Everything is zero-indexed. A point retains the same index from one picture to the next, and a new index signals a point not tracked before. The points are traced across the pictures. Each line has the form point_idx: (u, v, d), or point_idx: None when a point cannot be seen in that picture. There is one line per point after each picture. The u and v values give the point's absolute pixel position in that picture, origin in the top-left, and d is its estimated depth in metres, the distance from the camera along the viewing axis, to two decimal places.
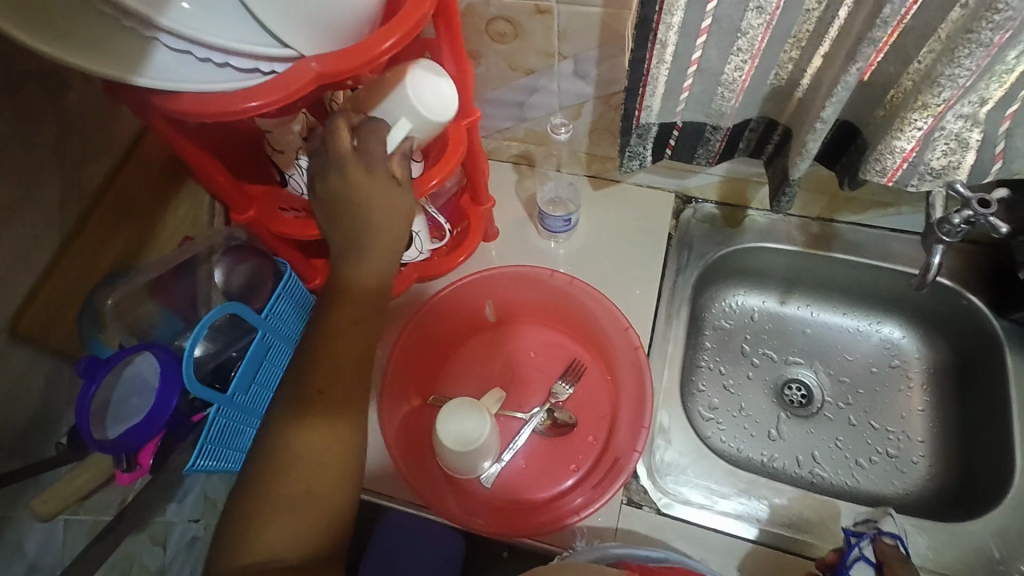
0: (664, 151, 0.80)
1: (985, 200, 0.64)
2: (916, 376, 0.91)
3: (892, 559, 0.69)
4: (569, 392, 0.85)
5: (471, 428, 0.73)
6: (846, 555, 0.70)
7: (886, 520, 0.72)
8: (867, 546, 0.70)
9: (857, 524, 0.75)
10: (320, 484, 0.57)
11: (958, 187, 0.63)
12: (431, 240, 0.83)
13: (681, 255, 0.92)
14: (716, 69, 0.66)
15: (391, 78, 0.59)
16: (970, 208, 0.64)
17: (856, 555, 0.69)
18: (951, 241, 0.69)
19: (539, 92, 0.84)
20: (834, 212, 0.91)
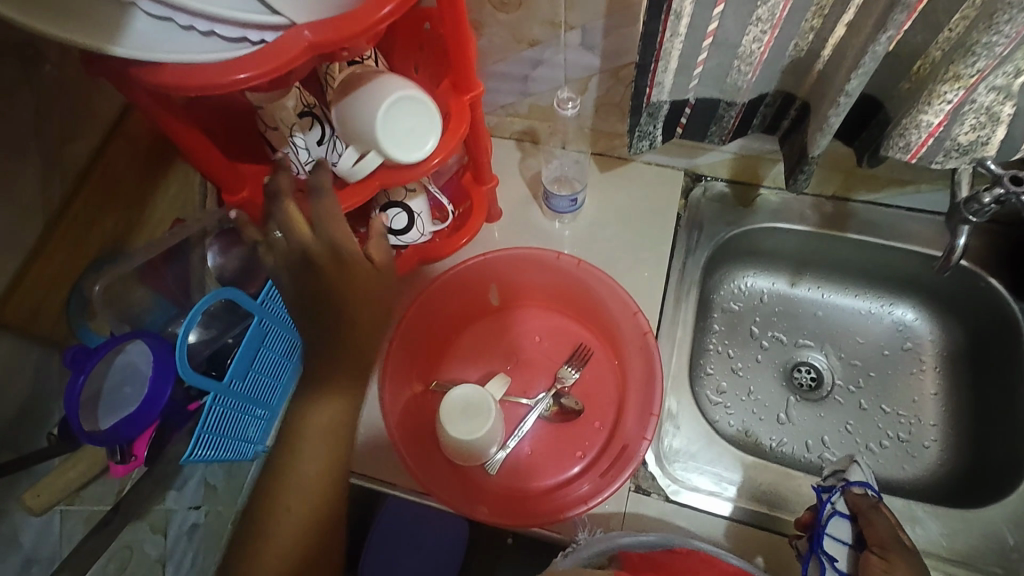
0: (675, 130, 0.77)
1: (1016, 177, 0.61)
2: (928, 359, 0.89)
3: (865, 509, 0.66)
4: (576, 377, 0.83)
5: (478, 405, 0.73)
6: (821, 513, 0.67)
7: (853, 469, 0.70)
8: (838, 499, 0.69)
9: (826, 479, 0.72)
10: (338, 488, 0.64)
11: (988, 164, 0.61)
12: (433, 221, 0.80)
13: (691, 236, 0.89)
14: (733, 40, 0.62)
15: (371, 96, 0.58)
16: (1002, 185, 0.61)
17: (829, 511, 0.67)
18: (978, 220, 0.66)
19: (545, 65, 0.80)
20: (850, 190, 0.88)
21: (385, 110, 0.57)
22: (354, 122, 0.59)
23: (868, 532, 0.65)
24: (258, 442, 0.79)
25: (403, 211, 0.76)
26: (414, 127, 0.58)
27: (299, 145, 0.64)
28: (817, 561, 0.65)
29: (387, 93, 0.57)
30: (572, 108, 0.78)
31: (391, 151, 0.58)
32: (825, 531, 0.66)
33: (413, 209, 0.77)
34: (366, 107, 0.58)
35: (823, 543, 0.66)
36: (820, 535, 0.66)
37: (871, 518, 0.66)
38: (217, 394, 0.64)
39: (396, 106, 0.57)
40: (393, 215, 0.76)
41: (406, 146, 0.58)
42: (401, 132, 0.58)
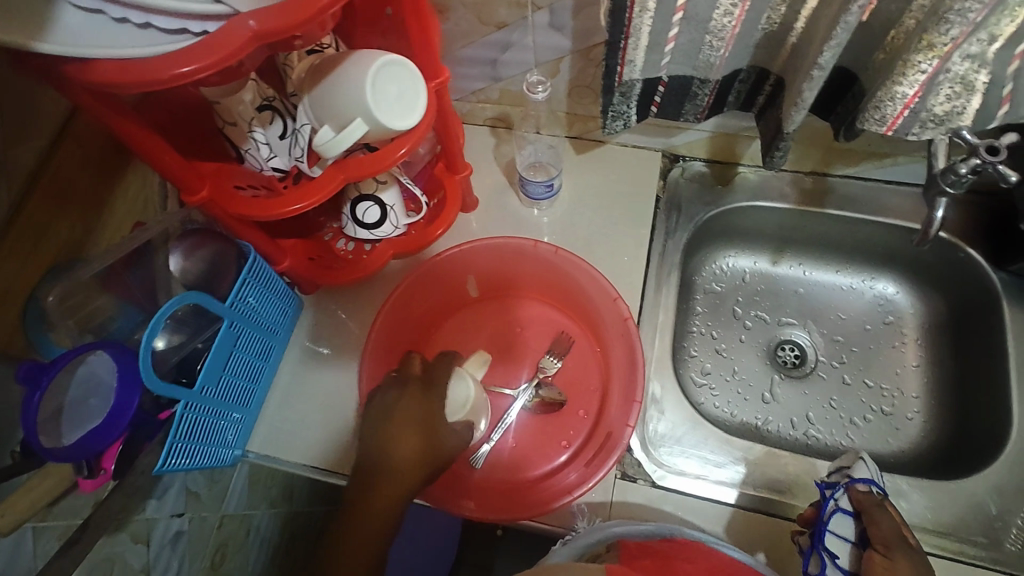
0: (649, 108, 0.75)
1: (993, 147, 0.61)
2: (910, 332, 0.90)
3: (869, 506, 0.66)
4: (558, 367, 0.82)
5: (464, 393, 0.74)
6: (823, 509, 0.67)
7: (858, 466, 0.69)
8: (843, 496, 0.68)
9: (831, 475, 0.72)
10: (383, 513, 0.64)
11: (965, 134, 0.59)
12: (407, 213, 0.79)
13: (671, 218, 0.88)
14: (703, 15, 0.61)
15: (352, 68, 0.55)
16: (978, 155, 0.60)
17: (833, 508, 0.67)
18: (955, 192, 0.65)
19: (514, 48, 0.78)
20: (828, 165, 0.87)
21: (371, 74, 0.53)
22: (337, 94, 0.55)
23: (871, 529, 0.65)
24: (236, 446, 0.78)
25: (375, 205, 0.75)
26: (400, 94, 0.54)
27: (259, 139, 0.61)
28: (818, 558, 0.65)
29: (372, 60, 0.54)
30: (542, 91, 0.75)
31: (379, 117, 0.53)
32: (826, 527, 0.66)
33: (385, 202, 0.75)
34: (346, 79, 0.54)
35: (824, 539, 0.65)
36: (822, 531, 0.65)
37: (875, 516, 0.65)
38: (187, 401, 0.63)
39: (381, 71, 0.54)
40: (365, 208, 0.75)
41: (394, 112, 0.54)
42: (387, 99, 0.54)
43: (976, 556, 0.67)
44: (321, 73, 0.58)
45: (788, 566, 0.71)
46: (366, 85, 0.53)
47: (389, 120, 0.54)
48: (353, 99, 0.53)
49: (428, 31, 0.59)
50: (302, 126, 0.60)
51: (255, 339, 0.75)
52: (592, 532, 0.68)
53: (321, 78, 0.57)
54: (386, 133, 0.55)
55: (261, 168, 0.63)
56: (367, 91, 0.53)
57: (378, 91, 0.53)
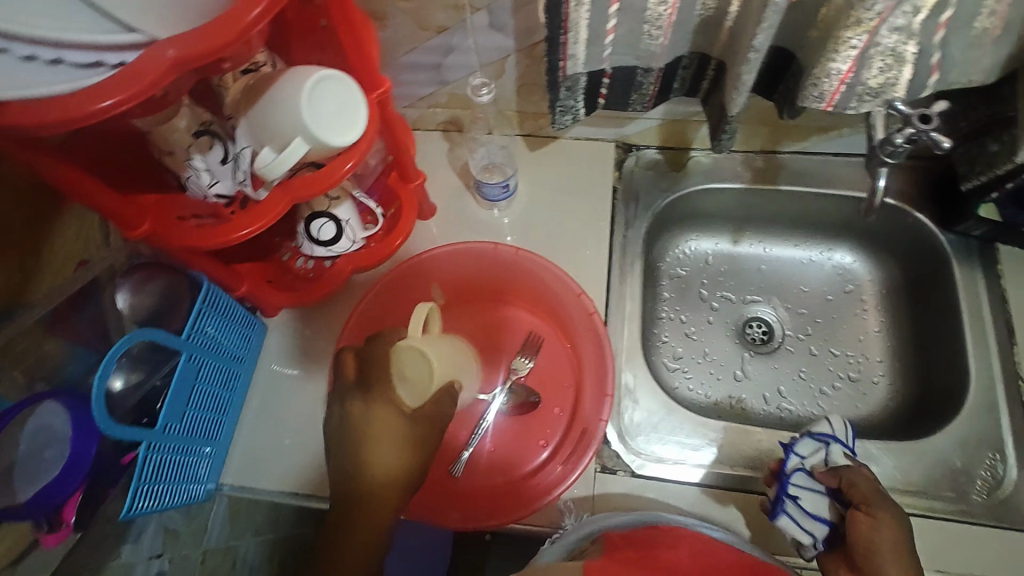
0: (597, 100, 0.76)
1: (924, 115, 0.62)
2: (869, 299, 0.92)
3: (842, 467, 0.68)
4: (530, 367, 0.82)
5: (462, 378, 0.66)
6: (784, 464, 0.69)
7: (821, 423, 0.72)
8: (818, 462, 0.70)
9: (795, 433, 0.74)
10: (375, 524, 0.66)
11: (897, 106, 0.60)
12: (364, 227, 0.77)
13: (629, 207, 0.89)
14: (639, 5, 0.61)
15: (286, 87, 0.53)
16: (912, 125, 0.61)
17: (795, 465, 0.69)
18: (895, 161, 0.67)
19: (456, 51, 0.77)
20: (777, 143, 0.88)
21: (307, 92, 0.52)
22: (274, 114, 0.53)
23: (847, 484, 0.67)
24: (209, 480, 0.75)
25: (330, 220, 0.73)
26: (339, 109, 0.53)
27: (199, 166, 0.59)
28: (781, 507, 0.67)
29: (307, 77, 0.53)
30: (486, 94, 0.74)
31: (318, 134, 0.52)
32: (789, 479, 0.68)
33: (340, 217, 0.74)
34: (281, 99, 0.53)
35: (787, 490, 0.67)
36: (785, 482, 0.68)
37: (852, 477, 0.67)
38: (150, 442, 0.60)
39: (317, 88, 0.53)
40: (319, 225, 0.74)
41: (334, 128, 0.53)
42: (325, 116, 0.53)
43: (942, 509, 0.69)
44: (256, 95, 0.56)
45: (770, 540, 0.72)
46: (302, 103, 0.52)
47: (329, 136, 0.53)
48: (290, 118, 0.52)
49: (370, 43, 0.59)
50: (242, 149, 0.58)
51: (218, 369, 0.73)
52: (581, 525, 0.69)
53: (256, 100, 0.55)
54: (327, 150, 0.54)
55: (204, 196, 0.60)
56: (303, 110, 0.52)
57: (313, 104, 0.52)
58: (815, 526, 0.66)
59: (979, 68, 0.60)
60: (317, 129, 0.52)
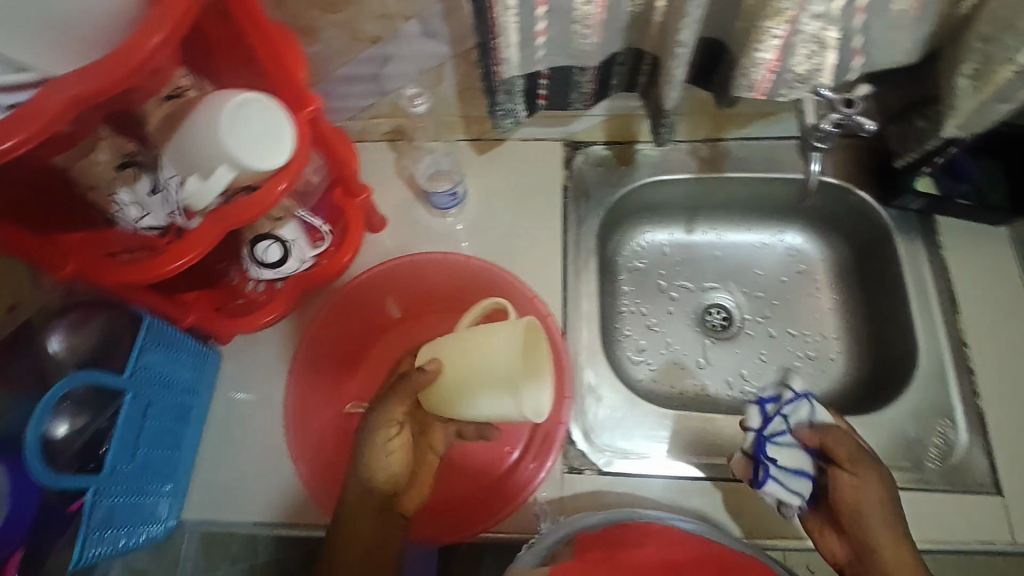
0: (538, 102, 0.76)
1: (849, 99, 0.64)
2: (822, 277, 0.94)
3: (826, 428, 0.70)
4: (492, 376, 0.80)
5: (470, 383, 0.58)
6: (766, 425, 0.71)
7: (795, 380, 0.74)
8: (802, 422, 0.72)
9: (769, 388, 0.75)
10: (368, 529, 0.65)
11: (823, 91, 0.62)
12: (312, 245, 0.76)
13: (581, 205, 0.89)
14: (565, 5, 0.61)
15: (206, 113, 0.52)
16: (837, 110, 0.64)
17: (777, 425, 0.71)
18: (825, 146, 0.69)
19: (393, 60, 0.76)
20: (720, 130, 0.89)
21: (228, 116, 0.51)
22: (196, 142, 0.52)
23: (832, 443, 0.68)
24: (170, 517, 0.73)
25: (274, 242, 0.73)
26: (265, 130, 0.52)
27: (126, 201, 0.57)
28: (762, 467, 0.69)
29: (227, 102, 0.52)
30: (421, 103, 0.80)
31: (243, 159, 0.51)
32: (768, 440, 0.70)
33: (285, 238, 0.73)
34: (201, 126, 0.52)
35: (766, 451, 0.69)
36: (764, 443, 0.69)
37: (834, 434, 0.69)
38: (97, 487, 0.57)
39: (238, 112, 0.52)
40: (264, 248, 0.73)
41: (259, 151, 0.52)
42: (250, 139, 0.52)
43: (899, 479, 0.71)
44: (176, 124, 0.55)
45: (742, 522, 0.73)
46: (223, 129, 0.51)
47: (255, 160, 0.52)
48: (213, 145, 0.51)
49: (296, 64, 0.59)
50: (170, 178, 0.56)
51: (167, 402, 0.70)
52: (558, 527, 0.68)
53: (175, 130, 0.54)
54: (255, 173, 0.53)
55: (134, 229, 0.59)
56: (225, 136, 0.51)
57: (238, 125, 0.51)
58: (799, 485, 0.68)
59: (901, 48, 0.61)
60: (245, 152, 0.51)
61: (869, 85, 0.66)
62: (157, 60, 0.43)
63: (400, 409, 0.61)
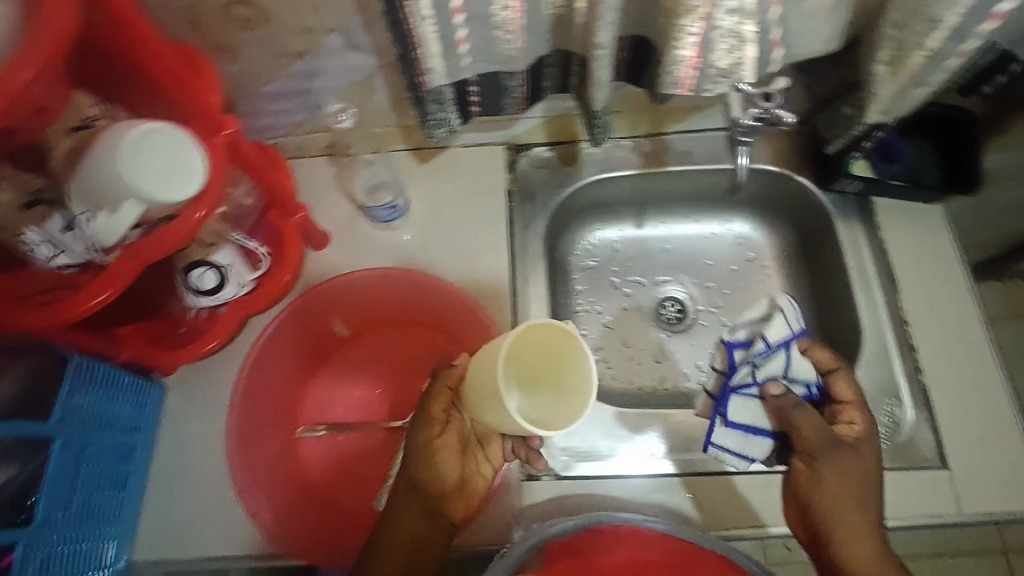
0: (472, 108, 0.74)
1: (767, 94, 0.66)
2: (771, 264, 0.95)
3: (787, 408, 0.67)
4: None
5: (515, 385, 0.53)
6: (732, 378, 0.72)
7: (770, 329, 0.70)
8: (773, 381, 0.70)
9: (740, 332, 0.73)
10: (413, 532, 0.65)
11: (744, 88, 0.64)
12: (252, 269, 0.75)
13: (526, 208, 0.88)
14: (483, 11, 0.59)
15: (104, 147, 0.50)
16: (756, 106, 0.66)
17: (739, 380, 0.72)
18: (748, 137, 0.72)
19: (320, 74, 0.74)
20: (660, 124, 0.89)
21: (129, 149, 0.49)
22: (96, 179, 0.50)
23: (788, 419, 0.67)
24: (122, 554, 0.71)
25: (210, 269, 0.71)
26: (172, 160, 0.50)
27: (36, 240, 0.55)
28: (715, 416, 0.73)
29: (125, 133, 0.50)
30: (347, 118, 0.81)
31: (150, 192, 0.49)
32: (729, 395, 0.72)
33: (220, 263, 0.72)
34: (99, 162, 0.49)
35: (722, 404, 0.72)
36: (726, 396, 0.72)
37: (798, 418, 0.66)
38: (26, 540, 0.55)
39: (139, 143, 0.50)
40: (198, 275, 0.71)
41: (167, 183, 0.50)
42: (155, 170, 0.50)
43: None
44: (76, 159, 0.52)
45: (701, 515, 0.74)
46: (123, 163, 0.49)
47: (163, 193, 0.50)
48: (114, 180, 0.49)
49: (210, 88, 0.57)
50: (81, 216, 0.53)
51: (106, 440, 0.67)
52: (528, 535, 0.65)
53: (73, 169, 0.51)
54: (164, 206, 0.51)
55: (50, 268, 0.57)
56: (125, 170, 0.49)
57: (139, 157, 0.49)
58: (748, 441, 0.72)
59: (820, 38, 0.61)
60: (153, 185, 0.49)
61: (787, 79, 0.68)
62: (34, 93, 0.43)
63: (438, 409, 0.64)
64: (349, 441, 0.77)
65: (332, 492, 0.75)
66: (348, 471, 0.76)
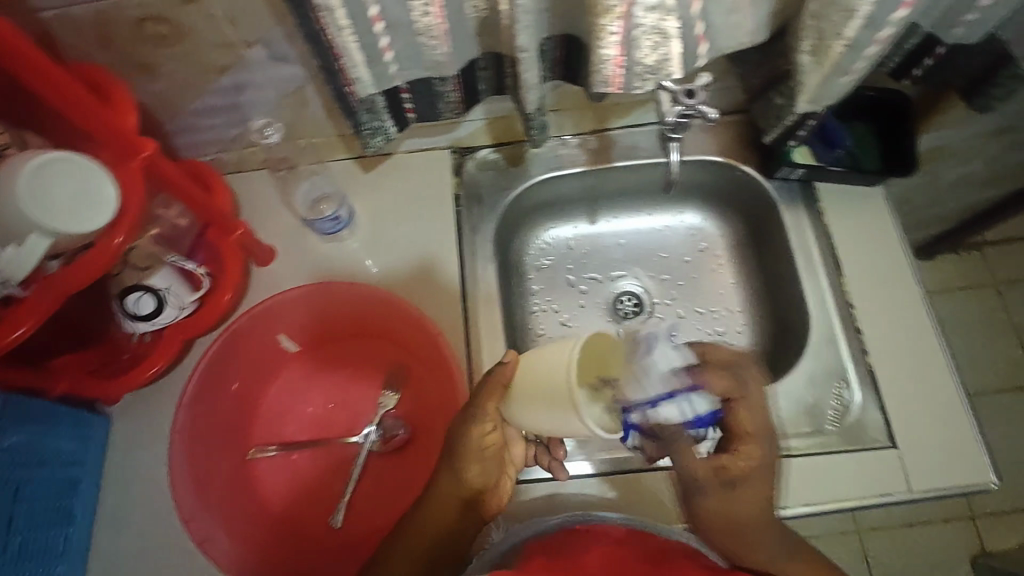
0: (407, 116, 0.74)
1: (691, 89, 0.66)
2: (723, 253, 0.95)
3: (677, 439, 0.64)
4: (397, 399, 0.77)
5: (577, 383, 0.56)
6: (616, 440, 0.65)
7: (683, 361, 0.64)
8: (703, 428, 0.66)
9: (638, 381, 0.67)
10: (441, 523, 0.67)
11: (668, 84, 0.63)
12: (190, 291, 0.72)
13: (474, 211, 0.87)
14: (404, 18, 0.58)
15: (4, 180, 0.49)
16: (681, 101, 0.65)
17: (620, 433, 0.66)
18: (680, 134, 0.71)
19: (249, 87, 0.72)
20: (605, 120, 0.89)
21: (31, 182, 0.49)
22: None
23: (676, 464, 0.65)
24: None
25: (145, 293, 0.69)
26: (80, 188, 0.50)
27: None
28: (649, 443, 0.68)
29: (25, 165, 0.49)
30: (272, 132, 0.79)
31: (60, 225, 0.49)
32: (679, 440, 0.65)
33: (156, 287, 0.69)
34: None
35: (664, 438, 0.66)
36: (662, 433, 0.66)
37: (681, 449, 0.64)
38: None
39: (43, 174, 0.49)
40: (135, 299, 0.69)
41: (77, 212, 0.49)
42: (63, 200, 0.49)
43: (802, 446, 0.73)
44: None
45: (659, 510, 0.73)
46: (25, 196, 0.48)
47: (74, 224, 0.49)
48: (16, 213, 0.48)
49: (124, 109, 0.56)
50: None
51: (42, 475, 0.65)
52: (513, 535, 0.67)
53: None
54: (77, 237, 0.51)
55: None
56: (30, 202, 0.48)
57: (46, 188, 0.49)
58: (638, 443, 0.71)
59: (744, 30, 0.61)
60: (63, 214, 0.49)
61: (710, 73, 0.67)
62: None
63: (491, 407, 0.63)
64: (303, 459, 0.76)
65: (288, 512, 0.74)
66: (304, 489, 0.75)
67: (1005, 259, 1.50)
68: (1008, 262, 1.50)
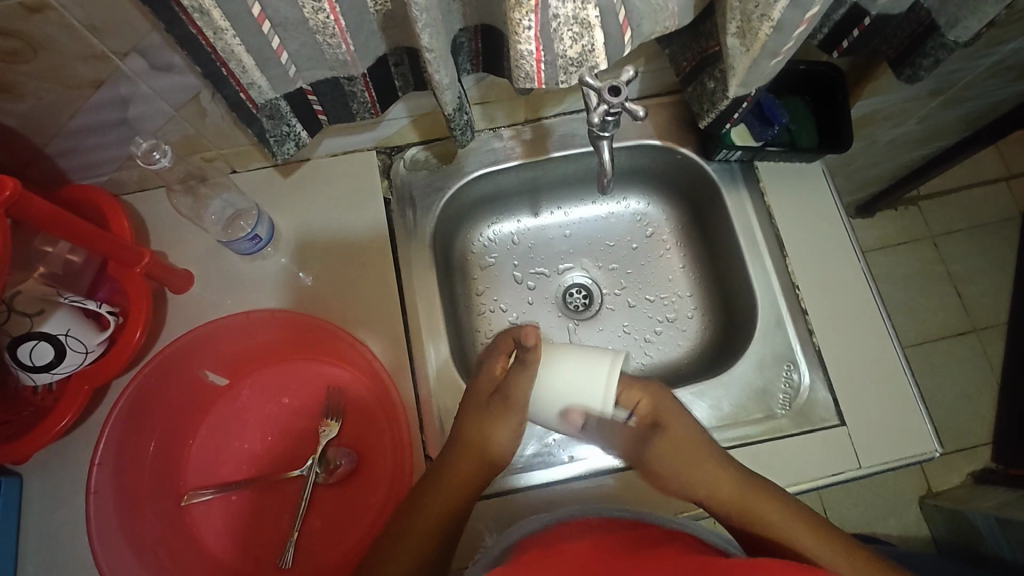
0: (318, 118, 0.67)
1: (615, 86, 0.60)
2: (669, 237, 0.93)
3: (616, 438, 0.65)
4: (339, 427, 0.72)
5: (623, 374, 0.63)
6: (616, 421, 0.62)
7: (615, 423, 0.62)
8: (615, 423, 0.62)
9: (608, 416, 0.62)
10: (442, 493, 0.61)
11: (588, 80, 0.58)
12: (94, 334, 0.65)
13: (407, 216, 0.81)
14: (294, 16, 0.52)
15: None
16: (603, 102, 0.59)
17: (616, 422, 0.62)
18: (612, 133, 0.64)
19: (135, 101, 0.65)
20: (538, 110, 0.84)
21: None
22: None
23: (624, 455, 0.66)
24: None
25: (41, 341, 0.61)
26: None
27: None
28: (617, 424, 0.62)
29: None
30: (160, 159, 0.66)
31: None
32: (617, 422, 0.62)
33: (52, 334, 0.62)
34: None
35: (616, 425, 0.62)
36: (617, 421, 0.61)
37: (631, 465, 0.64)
38: None
39: None
40: (29, 351, 0.61)
41: None
42: None
43: (756, 433, 0.73)
44: None
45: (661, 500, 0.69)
46: None
47: None
48: None
49: None
50: None
51: None
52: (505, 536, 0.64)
53: None
54: None
55: None
56: None
57: None
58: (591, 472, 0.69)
59: (668, 12, 0.57)
60: None
61: (637, 68, 0.60)
62: None
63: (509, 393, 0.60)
64: (244, 499, 0.71)
65: (230, 557, 0.70)
66: (248, 533, 0.70)
67: (940, 212, 1.54)
68: (943, 214, 1.54)
